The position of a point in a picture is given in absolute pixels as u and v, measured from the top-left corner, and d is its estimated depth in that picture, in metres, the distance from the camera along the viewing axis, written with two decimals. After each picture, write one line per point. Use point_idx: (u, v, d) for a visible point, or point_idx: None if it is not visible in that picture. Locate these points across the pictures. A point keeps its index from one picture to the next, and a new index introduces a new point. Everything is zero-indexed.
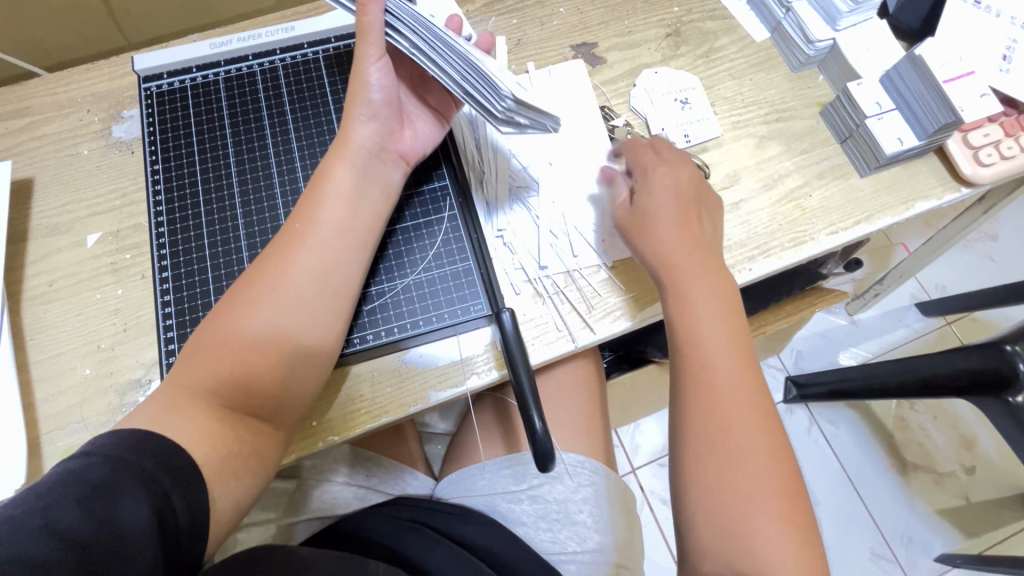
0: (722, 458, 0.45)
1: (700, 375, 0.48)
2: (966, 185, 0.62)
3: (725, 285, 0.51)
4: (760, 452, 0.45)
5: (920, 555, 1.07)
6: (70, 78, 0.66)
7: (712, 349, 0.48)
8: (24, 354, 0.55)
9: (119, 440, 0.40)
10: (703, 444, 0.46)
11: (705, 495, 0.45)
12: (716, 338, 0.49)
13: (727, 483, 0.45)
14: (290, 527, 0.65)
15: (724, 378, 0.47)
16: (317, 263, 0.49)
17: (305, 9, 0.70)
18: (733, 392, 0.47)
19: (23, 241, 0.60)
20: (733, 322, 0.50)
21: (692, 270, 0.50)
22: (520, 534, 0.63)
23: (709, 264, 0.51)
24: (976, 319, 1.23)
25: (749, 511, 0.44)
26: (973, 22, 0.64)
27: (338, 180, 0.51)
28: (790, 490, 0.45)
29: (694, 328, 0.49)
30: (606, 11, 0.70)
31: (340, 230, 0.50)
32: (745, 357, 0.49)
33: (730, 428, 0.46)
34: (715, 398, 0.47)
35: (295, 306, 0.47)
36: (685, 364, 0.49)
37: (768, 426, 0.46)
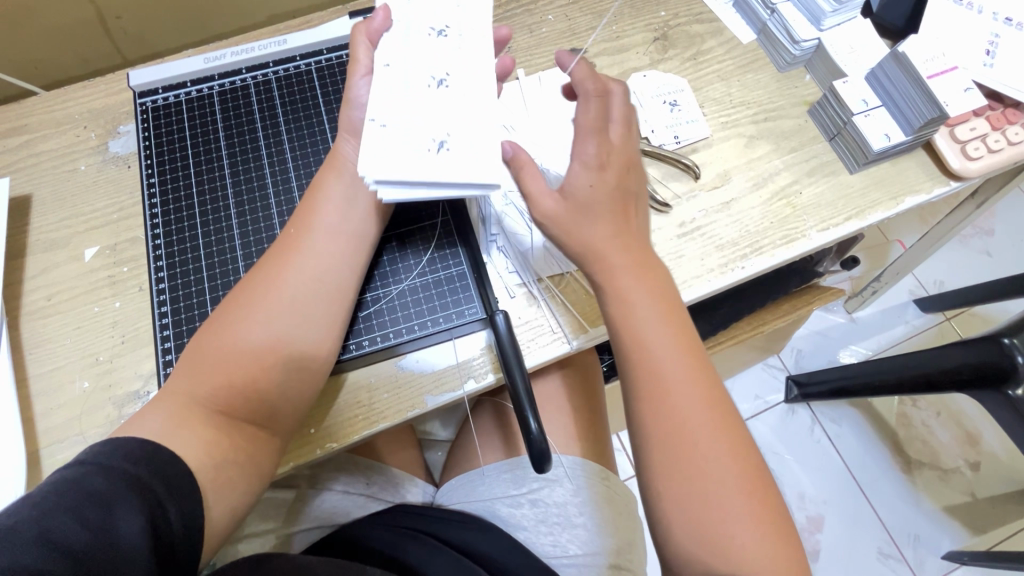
0: (688, 464, 0.45)
1: (651, 379, 0.46)
2: (955, 179, 0.62)
3: (660, 274, 0.48)
4: (722, 448, 0.45)
5: (927, 553, 1.06)
6: (66, 96, 0.67)
7: (658, 355, 0.46)
8: (23, 368, 0.56)
9: (114, 449, 0.40)
10: (664, 451, 0.45)
11: (674, 500, 0.45)
12: (661, 340, 0.46)
13: (692, 487, 0.44)
14: (289, 537, 0.65)
15: (671, 379, 0.46)
16: (306, 272, 0.49)
17: (297, 23, 0.71)
18: (685, 394, 0.46)
19: (21, 257, 0.60)
20: (672, 315, 0.48)
21: (625, 268, 0.47)
22: (520, 539, 0.63)
23: (643, 260, 0.48)
24: (974, 314, 1.23)
25: (715, 509, 0.44)
26: (955, 19, 0.65)
27: (329, 188, 0.52)
28: (757, 478, 0.45)
29: (634, 324, 0.47)
30: (594, 16, 0.70)
31: (331, 234, 0.51)
32: (694, 357, 0.47)
33: (688, 430, 0.45)
34: (669, 401, 0.46)
35: (287, 310, 0.48)
36: (632, 369, 0.47)
37: (727, 420, 0.46)
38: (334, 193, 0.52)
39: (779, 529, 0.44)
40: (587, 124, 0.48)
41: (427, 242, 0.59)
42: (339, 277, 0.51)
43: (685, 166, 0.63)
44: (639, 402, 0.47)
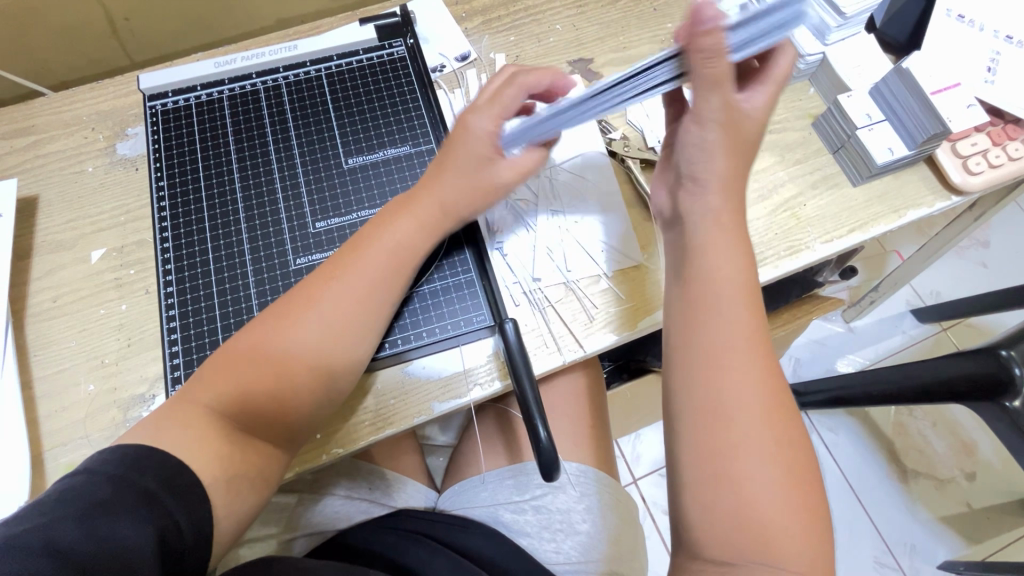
0: (732, 454, 0.42)
1: (705, 349, 0.45)
2: (955, 194, 0.63)
3: (733, 238, 0.47)
4: (761, 421, 0.43)
5: (923, 562, 1.07)
6: (76, 98, 0.67)
7: (730, 349, 0.44)
8: (28, 370, 0.55)
9: (123, 457, 0.40)
10: (709, 438, 0.43)
11: (702, 467, 0.43)
12: (728, 331, 0.45)
13: (724, 459, 0.42)
14: (291, 542, 0.64)
15: (721, 343, 0.45)
16: (373, 287, 0.50)
17: (306, 28, 0.71)
18: (733, 360, 0.44)
19: (27, 259, 0.60)
20: (746, 302, 0.46)
21: (714, 250, 0.46)
22: (523, 545, 0.63)
23: (730, 238, 0.47)
24: (971, 325, 1.24)
25: (743, 482, 0.42)
26: (957, 36, 0.66)
27: (397, 228, 0.52)
28: (795, 457, 0.43)
29: (705, 287, 0.46)
30: (601, 27, 0.71)
31: (396, 251, 0.51)
32: (757, 337, 0.45)
33: (739, 410, 0.43)
34: (718, 364, 0.44)
35: (339, 326, 0.48)
36: (694, 341, 0.45)
37: (773, 394, 0.44)
38: (416, 223, 0.52)
39: (816, 512, 0.42)
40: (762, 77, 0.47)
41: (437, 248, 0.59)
42: (394, 303, 0.51)
43: None
44: (683, 362, 0.46)
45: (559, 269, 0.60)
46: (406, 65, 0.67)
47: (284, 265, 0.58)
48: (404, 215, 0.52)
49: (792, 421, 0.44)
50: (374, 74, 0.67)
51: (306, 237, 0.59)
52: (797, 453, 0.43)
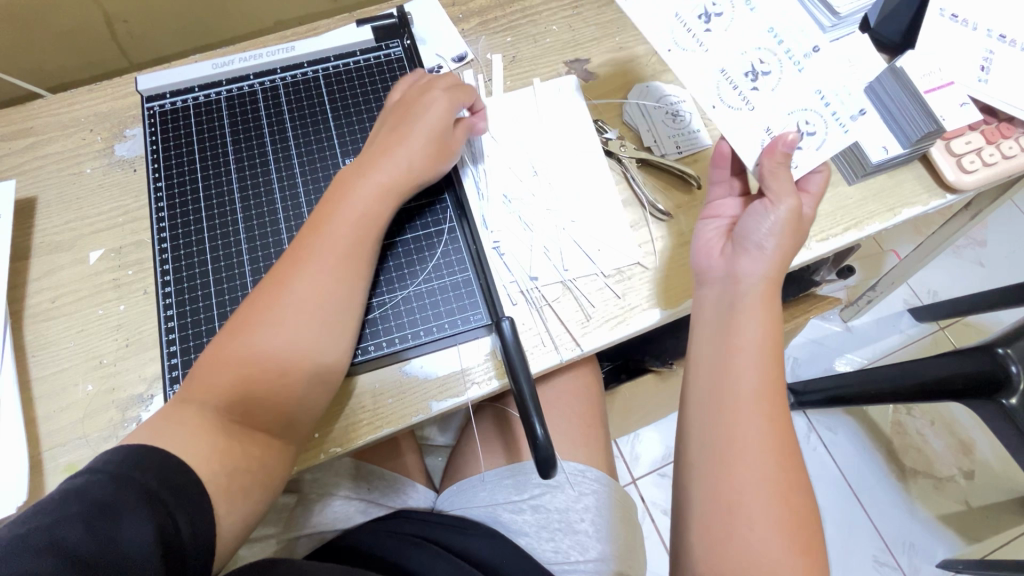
0: (736, 484, 0.45)
1: (722, 385, 0.48)
2: (951, 192, 0.64)
3: (770, 290, 0.50)
4: (765, 467, 0.45)
5: (922, 561, 1.07)
6: (74, 99, 0.67)
7: (749, 389, 0.47)
8: (27, 370, 0.56)
9: (124, 456, 0.41)
10: (718, 467, 0.46)
11: (711, 501, 0.46)
12: (747, 373, 0.48)
13: (728, 489, 0.45)
14: (292, 542, 0.65)
15: (739, 391, 0.47)
16: (343, 258, 0.50)
17: (304, 30, 0.72)
18: (749, 411, 0.47)
19: (25, 259, 0.60)
20: (771, 347, 0.48)
21: (752, 302, 0.49)
22: (522, 544, 0.63)
23: (769, 294, 0.50)
24: (968, 323, 1.24)
25: (742, 520, 0.44)
26: (951, 35, 0.66)
27: (354, 199, 0.52)
28: (794, 505, 0.45)
29: (734, 330, 0.49)
30: (598, 28, 0.72)
31: (358, 222, 0.52)
32: (775, 381, 0.48)
33: (748, 445, 0.46)
34: (734, 410, 0.47)
35: (316, 312, 0.48)
36: (712, 378, 0.49)
37: (778, 442, 0.46)
38: (374, 188, 0.53)
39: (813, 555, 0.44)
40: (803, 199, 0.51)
41: (429, 234, 0.60)
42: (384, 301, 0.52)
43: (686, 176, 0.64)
44: (701, 401, 0.49)
45: (555, 268, 0.60)
46: (403, 66, 0.68)
47: None
48: (361, 183, 0.53)
49: (797, 471, 0.46)
50: (371, 75, 0.67)
51: None
52: (798, 496, 0.45)
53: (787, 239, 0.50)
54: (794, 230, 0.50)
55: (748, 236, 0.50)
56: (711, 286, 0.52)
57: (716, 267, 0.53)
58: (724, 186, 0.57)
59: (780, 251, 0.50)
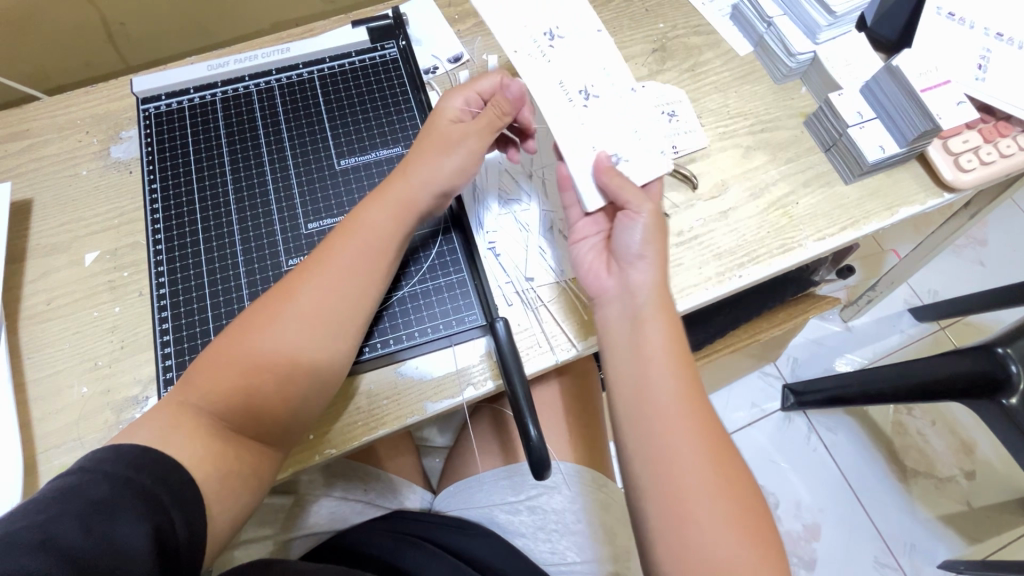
0: (682, 495, 0.43)
1: (640, 400, 0.46)
2: (948, 191, 0.63)
3: (663, 297, 0.48)
4: (705, 478, 0.43)
5: (923, 562, 1.07)
6: (70, 101, 0.67)
7: (663, 398, 0.45)
8: (22, 372, 0.56)
9: (119, 455, 0.41)
10: (661, 484, 0.44)
11: (660, 520, 0.43)
12: (658, 382, 0.46)
13: (674, 505, 0.43)
14: (288, 543, 0.64)
15: (657, 400, 0.45)
16: (350, 275, 0.50)
17: (299, 31, 0.72)
18: (673, 425, 0.45)
19: (21, 261, 0.60)
20: (672, 349, 0.47)
21: (649, 312, 0.48)
22: (519, 545, 0.63)
23: (665, 302, 0.48)
24: (968, 323, 1.24)
25: (696, 538, 0.42)
26: (947, 34, 0.66)
27: (373, 216, 0.52)
28: (741, 498, 0.43)
29: (636, 343, 0.47)
30: None
31: (368, 238, 0.51)
32: (689, 383, 0.46)
33: (680, 453, 0.44)
34: (659, 426, 0.45)
35: (326, 323, 0.48)
36: (626, 395, 0.47)
37: (713, 449, 0.44)
38: (386, 207, 0.52)
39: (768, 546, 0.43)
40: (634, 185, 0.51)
41: (424, 234, 0.60)
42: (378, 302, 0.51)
43: (683, 176, 0.63)
44: (626, 424, 0.46)
45: (551, 268, 0.60)
46: (398, 67, 0.68)
47: (276, 266, 0.58)
48: (374, 202, 0.53)
49: (734, 462, 0.45)
50: (366, 76, 0.67)
51: (298, 238, 0.60)
52: (741, 487, 0.44)
53: (658, 243, 0.49)
54: (659, 230, 0.49)
55: (623, 249, 0.49)
56: (610, 306, 0.50)
57: (609, 286, 0.51)
58: (578, 209, 0.55)
59: (657, 257, 0.49)
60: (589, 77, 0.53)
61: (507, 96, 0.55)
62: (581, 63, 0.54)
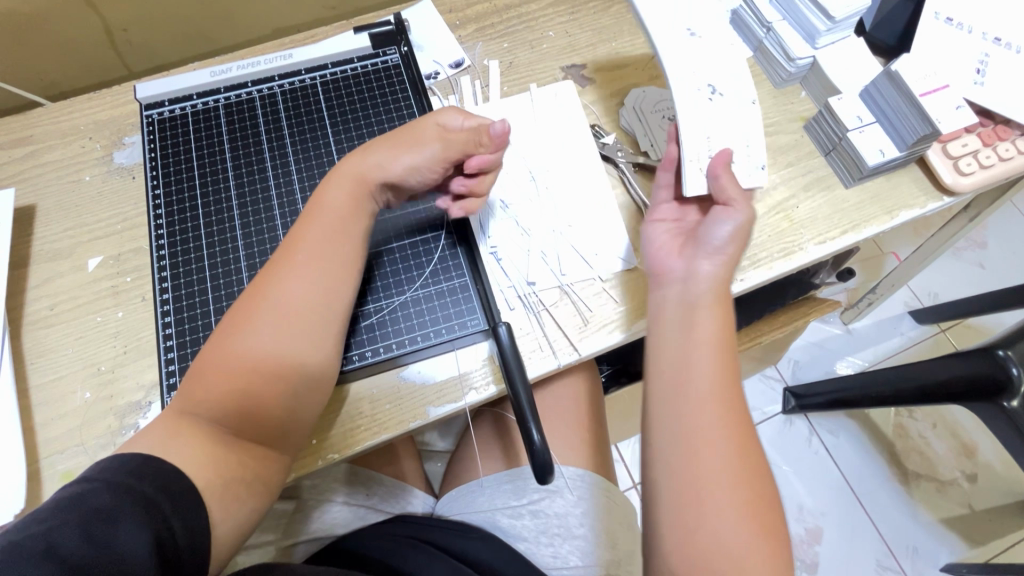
0: (697, 478, 0.44)
1: (678, 380, 0.47)
2: (948, 194, 0.63)
3: (720, 284, 0.49)
4: (726, 462, 0.44)
5: (926, 565, 1.06)
6: (73, 107, 0.67)
7: (700, 382, 0.46)
8: (25, 378, 0.56)
9: (122, 465, 0.41)
10: (679, 463, 0.45)
11: (671, 500, 0.44)
12: (699, 365, 0.47)
13: (688, 486, 0.44)
14: (290, 548, 0.64)
15: (694, 383, 0.46)
16: (317, 255, 0.50)
17: (301, 37, 0.72)
18: (701, 407, 0.46)
19: (24, 267, 0.60)
20: (720, 335, 0.48)
21: (706, 295, 0.49)
22: (521, 550, 0.63)
23: (722, 291, 0.49)
24: (969, 325, 1.24)
25: (708, 518, 0.43)
26: (946, 39, 0.67)
27: (333, 196, 0.53)
28: (756, 491, 0.44)
29: (688, 325, 0.48)
30: (594, 33, 0.72)
31: (330, 216, 0.52)
32: (727, 372, 0.47)
33: (703, 437, 0.45)
34: (691, 410, 0.46)
35: (309, 314, 0.49)
36: (667, 374, 0.48)
37: (736, 437, 0.45)
38: (345, 185, 0.53)
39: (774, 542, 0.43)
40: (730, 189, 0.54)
41: (427, 240, 0.61)
42: None
43: None
44: (659, 406, 0.47)
45: (553, 274, 0.60)
46: (400, 73, 0.68)
47: None
48: (334, 182, 0.53)
49: (755, 458, 0.45)
50: (368, 82, 0.68)
51: None
52: (757, 482, 0.44)
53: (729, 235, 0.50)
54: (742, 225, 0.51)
55: (708, 237, 0.50)
56: (669, 286, 0.51)
57: (675, 267, 0.52)
58: (668, 194, 0.57)
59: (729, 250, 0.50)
60: (720, 76, 0.60)
61: (491, 136, 0.54)
62: (693, 66, 0.59)
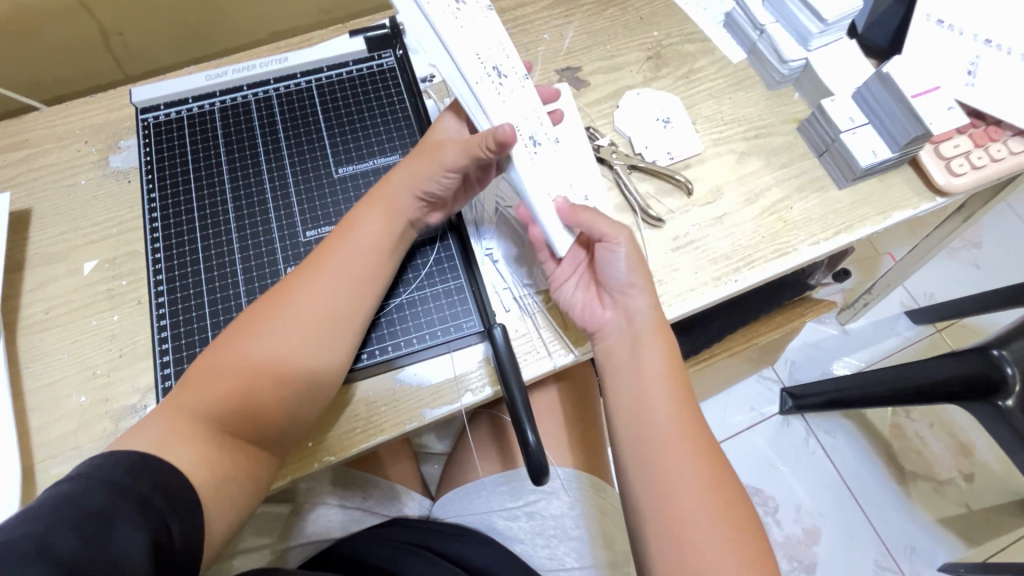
0: (676, 513, 0.45)
1: (640, 420, 0.49)
2: (941, 195, 0.64)
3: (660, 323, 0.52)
4: (702, 494, 0.45)
5: (923, 565, 1.07)
6: (69, 111, 0.67)
7: (661, 419, 0.48)
8: (21, 382, 0.56)
9: (117, 463, 0.41)
10: (657, 501, 0.46)
11: (656, 536, 0.45)
12: (656, 405, 0.49)
13: (670, 521, 0.45)
14: (285, 552, 0.64)
15: (656, 421, 0.48)
16: (344, 278, 0.51)
17: (297, 41, 0.72)
18: (673, 435, 0.47)
19: (20, 271, 0.60)
20: (672, 373, 0.50)
21: (644, 336, 0.51)
22: (518, 552, 0.63)
23: (663, 330, 0.52)
24: (964, 325, 1.24)
25: (693, 552, 0.43)
26: (937, 40, 0.67)
27: (365, 219, 0.53)
28: (738, 518, 0.45)
29: (636, 368, 0.51)
30: (589, 36, 0.72)
31: (361, 241, 0.52)
32: (687, 406, 0.49)
33: (676, 472, 0.46)
34: (657, 441, 0.47)
35: (328, 328, 0.49)
36: (626, 417, 0.50)
37: (707, 461, 0.47)
38: (377, 210, 0.54)
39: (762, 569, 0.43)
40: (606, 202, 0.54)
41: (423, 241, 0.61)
42: None
43: (677, 182, 0.64)
44: (627, 442, 0.49)
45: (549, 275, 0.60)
46: (395, 76, 0.68)
47: (275, 273, 0.59)
48: (368, 207, 0.54)
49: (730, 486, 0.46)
50: (363, 85, 0.68)
51: (296, 245, 0.60)
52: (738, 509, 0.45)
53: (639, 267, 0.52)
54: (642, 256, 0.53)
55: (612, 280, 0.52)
56: (609, 337, 0.53)
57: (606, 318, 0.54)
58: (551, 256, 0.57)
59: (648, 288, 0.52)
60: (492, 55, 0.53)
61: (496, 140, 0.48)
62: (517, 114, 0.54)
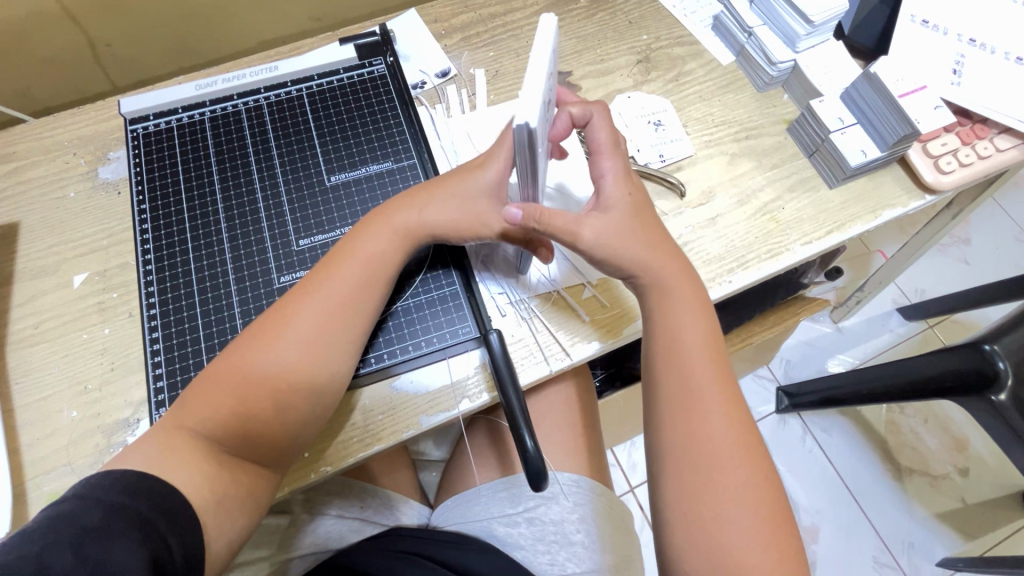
0: (704, 478, 0.47)
1: (678, 385, 0.49)
2: (929, 193, 0.64)
3: (698, 291, 0.52)
4: (731, 459, 0.47)
5: (921, 560, 1.07)
6: (57, 123, 0.67)
7: (698, 386, 0.49)
8: (10, 398, 0.55)
9: (112, 481, 0.40)
10: (685, 466, 0.47)
11: (680, 499, 0.47)
12: (693, 371, 0.50)
13: (699, 485, 0.47)
14: (284, 564, 0.63)
15: (692, 386, 0.49)
16: (345, 303, 0.50)
17: (287, 49, 0.72)
18: (710, 408, 0.48)
19: (8, 285, 0.60)
20: (709, 340, 0.51)
21: (680, 303, 0.51)
22: (518, 558, 0.62)
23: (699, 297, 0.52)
24: (955, 321, 1.25)
25: (717, 514, 0.46)
26: (922, 40, 0.68)
27: (370, 240, 0.52)
28: (763, 486, 0.47)
29: (675, 334, 0.51)
30: (578, 41, 0.73)
31: (368, 263, 0.51)
32: (721, 373, 0.50)
33: (706, 438, 0.48)
34: (692, 404, 0.49)
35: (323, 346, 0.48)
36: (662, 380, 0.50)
37: (740, 431, 0.48)
38: (383, 234, 0.52)
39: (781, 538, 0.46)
40: (607, 139, 0.52)
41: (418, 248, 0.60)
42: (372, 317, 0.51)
43: (670, 184, 0.64)
44: (663, 404, 0.50)
45: (546, 283, 0.60)
46: (386, 83, 0.68)
47: (268, 284, 0.58)
48: (374, 228, 0.52)
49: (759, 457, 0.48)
50: (355, 92, 0.68)
51: (290, 255, 0.60)
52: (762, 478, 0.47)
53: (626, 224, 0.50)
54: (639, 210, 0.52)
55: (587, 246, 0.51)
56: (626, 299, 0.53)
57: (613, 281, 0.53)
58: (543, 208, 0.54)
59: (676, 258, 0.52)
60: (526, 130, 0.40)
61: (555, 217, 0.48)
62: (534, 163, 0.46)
